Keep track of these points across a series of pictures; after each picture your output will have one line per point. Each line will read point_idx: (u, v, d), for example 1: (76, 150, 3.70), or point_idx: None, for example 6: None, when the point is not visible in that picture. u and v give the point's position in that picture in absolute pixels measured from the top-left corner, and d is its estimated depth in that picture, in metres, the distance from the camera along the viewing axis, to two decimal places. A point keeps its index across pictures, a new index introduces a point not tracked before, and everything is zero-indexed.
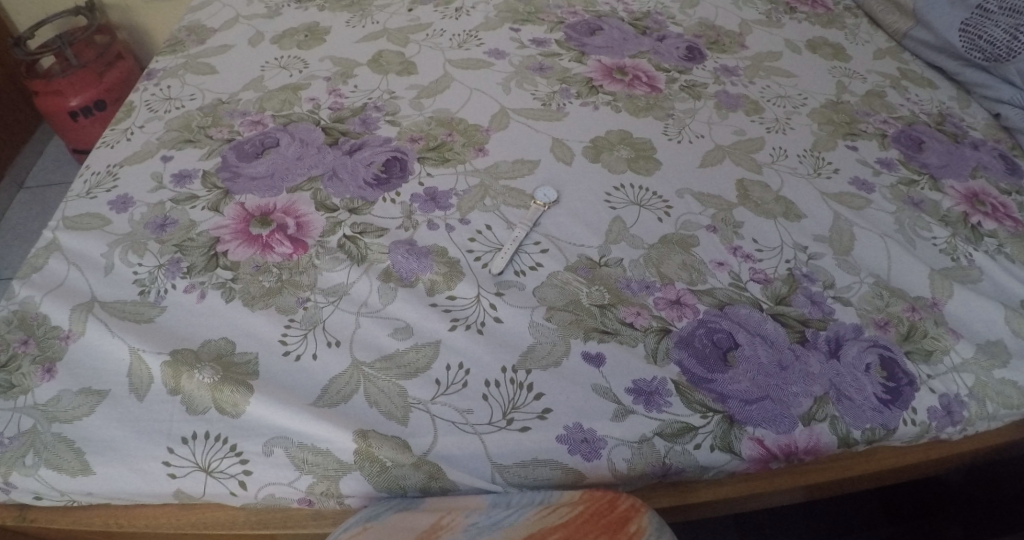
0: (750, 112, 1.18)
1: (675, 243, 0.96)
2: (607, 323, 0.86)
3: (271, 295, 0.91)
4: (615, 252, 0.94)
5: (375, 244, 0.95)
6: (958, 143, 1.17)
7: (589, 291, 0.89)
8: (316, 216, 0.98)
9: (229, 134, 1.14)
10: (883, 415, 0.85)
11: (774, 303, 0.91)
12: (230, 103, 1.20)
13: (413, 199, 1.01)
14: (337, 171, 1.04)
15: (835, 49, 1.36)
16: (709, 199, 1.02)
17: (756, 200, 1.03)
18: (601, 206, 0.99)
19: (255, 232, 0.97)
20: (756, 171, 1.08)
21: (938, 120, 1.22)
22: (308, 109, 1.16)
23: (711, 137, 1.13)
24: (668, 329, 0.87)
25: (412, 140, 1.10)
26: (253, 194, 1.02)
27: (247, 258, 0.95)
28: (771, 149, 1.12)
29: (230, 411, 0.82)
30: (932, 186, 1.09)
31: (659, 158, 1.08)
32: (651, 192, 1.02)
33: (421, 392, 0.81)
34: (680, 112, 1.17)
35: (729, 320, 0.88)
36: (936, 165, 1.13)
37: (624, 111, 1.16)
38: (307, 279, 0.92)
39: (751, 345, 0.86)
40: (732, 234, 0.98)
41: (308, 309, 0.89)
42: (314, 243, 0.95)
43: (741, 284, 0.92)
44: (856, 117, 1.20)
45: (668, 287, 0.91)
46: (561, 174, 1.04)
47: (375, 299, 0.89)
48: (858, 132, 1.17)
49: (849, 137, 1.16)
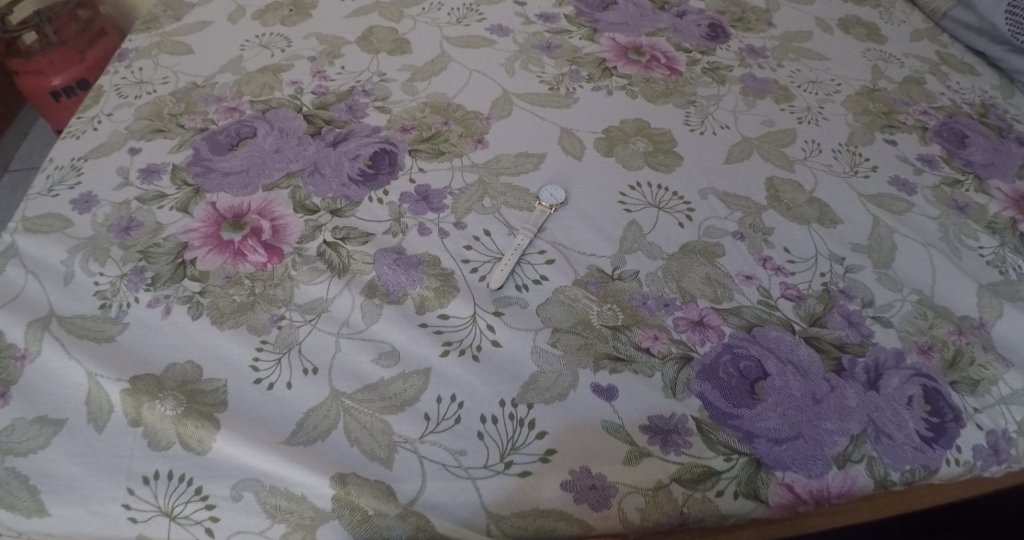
0: (779, 100, 1.05)
1: (696, 253, 0.84)
2: (620, 349, 0.76)
3: (242, 312, 0.81)
4: (630, 263, 0.83)
5: (359, 252, 0.85)
6: (1004, 138, 1.04)
7: (599, 311, 0.79)
8: (294, 219, 0.88)
9: (202, 123, 1.03)
10: (925, 455, 0.75)
11: (809, 324, 0.80)
12: (204, 86, 1.08)
13: (402, 199, 0.90)
14: (319, 165, 0.93)
15: (868, 28, 1.21)
16: (734, 202, 0.91)
17: (787, 203, 0.91)
18: (613, 209, 0.88)
19: (227, 237, 0.87)
20: (785, 168, 0.96)
21: (981, 111, 1.09)
22: (289, 93, 1.04)
23: (738, 127, 1.01)
24: (690, 356, 0.76)
25: (403, 129, 0.98)
26: (225, 192, 0.92)
27: (217, 268, 0.85)
28: (803, 142, 0.99)
29: (195, 448, 0.73)
30: (978, 186, 0.97)
31: (679, 152, 0.96)
32: (670, 191, 0.91)
33: (407, 429, 0.72)
34: (702, 99, 1.04)
35: (758, 346, 0.78)
36: (982, 164, 1.00)
37: (640, 97, 1.03)
38: (282, 293, 0.82)
39: (782, 376, 0.76)
40: (761, 242, 0.87)
41: (283, 328, 0.79)
42: (291, 250, 0.85)
43: (771, 302, 0.81)
44: (894, 107, 1.07)
45: (690, 305, 0.80)
46: (570, 170, 0.93)
47: (358, 317, 0.79)
48: (897, 124, 1.04)
49: (888, 130, 1.03)
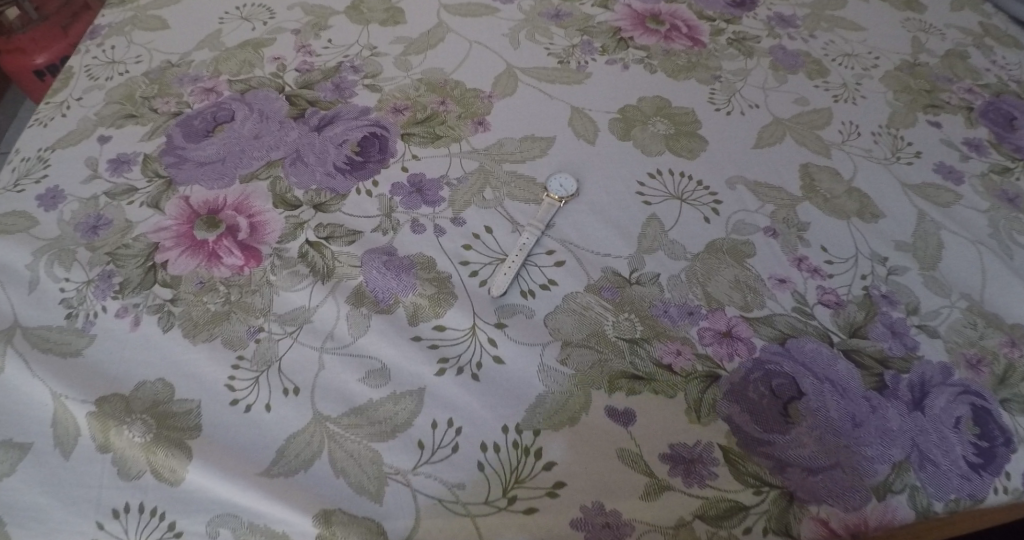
0: (812, 75, 0.93)
1: (724, 253, 0.75)
2: (637, 365, 0.67)
3: (216, 323, 0.73)
4: (649, 264, 0.73)
5: (345, 252, 0.75)
6: None
7: (614, 321, 0.70)
8: (273, 215, 0.79)
9: (177, 106, 0.93)
10: (972, 483, 0.67)
11: (848, 335, 0.72)
12: (179, 66, 0.99)
13: (394, 191, 0.80)
14: (302, 152, 0.83)
15: None
16: (766, 193, 0.80)
17: (823, 195, 0.81)
18: (630, 202, 0.78)
19: (201, 237, 0.78)
20: (821, 154, 0.85)
21: None
22: (271, 71, 0.94)
23: (768, 106, 0.89)
24: (717, 374, 0.68)
25: (395, 111, 0.88)
26: (200, 185, 0.83)
27: (190, 272, 0.77)
28: (840, 124, 0.88)
29: (167, 478, 0.67)
30: None
31: (703, 134, 0.85)
32: (694, 180, 0.80)
33: (399, 459, 0.64)
34: (727, 74, 0.92)
35: (792, 361, 0.69)
36: None
37: (660, 71, 0.92)
38: (260, 301, 0.73)
39: (818, 395, 0.68)
40: (795, 239, 0.77)
41: (261, 342, 0.71)
42: (270, 251, 0.76)
43: (807, 309, 0.72)
44: (937, 84, 0.95)
45: (717, 313, 0.71)
46: (581, 157, 0.83)
47: (344, 329, 0.70)
48: (941, 104, 0.92)
49: (931, 110, 0.91)
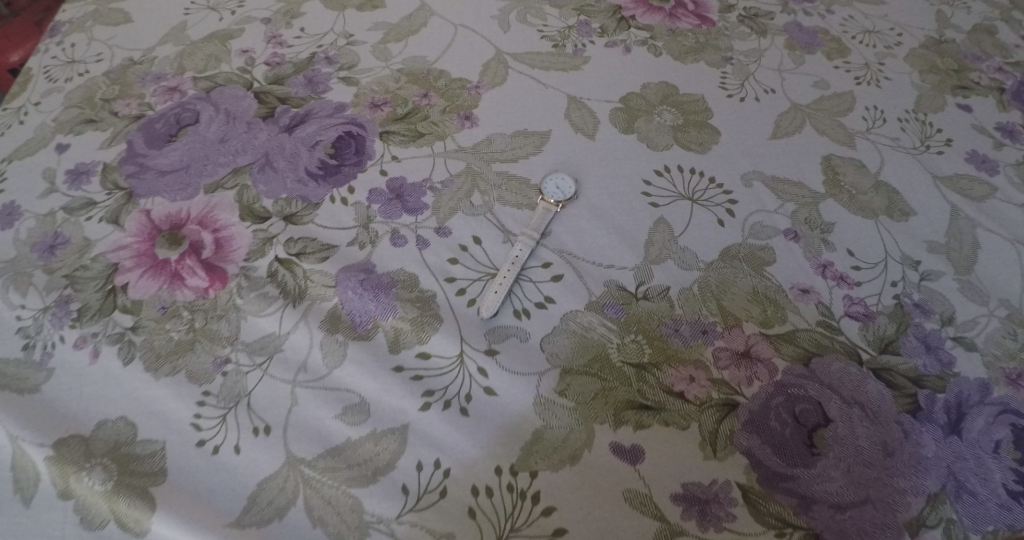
0: (832, 55, 0.84)
1: (740, 260, 0.67)
2: (646, 394, 0.60)
3: (180, 353, 0.67)
4: (658, 276, 0.66)
5: (318, 270, 0.67)
6: None
7: (619, 343, 0.62)
8: (240, 229, 0.71)
9: (139, 109, 0.86)
10: (1013, 514, 0.59)
11: (878, 352, 0.65)
12: (142, 63, 0.91)
13: (371, 198, 0.72)
14: (271, 157, 0.75)
15: None
16: (785, 190, 0.72)
17: (848, 190, 0.73)
18: (635, 204, 0.70)
19: (162, 256, 0.72)
20: (844, 144, 0.76)
21: None
22: (239, 65, 0.86)
23: (785, 91, 0.80)
24: (735, 400, 0.61)
25: (373, 106, 0.79)
26: (162, 197, 0.76)
27: (152, 297, 0.70)
28: (864, 109, 0.79)
29: (132, 529, 0.61)
30: None
31: (715, 125, 0.76)
32: (705, 177, 0.72)
33: (381, 506, 0.58)
34: (739, 55, 0.83)
35: (818, 383, 0.63)
36: None
37: (665, 54, 0.82)
38: (227, 328, 0.66)
39: (846, 421, 0.61)
40: (819, 243, 0.69)
41: (229, 375, 0.64)
42: (237, 271, 0.69)
43: (833, 323, 0.65)
44: (965, 62, 0.85)
45: (734, 331, 0.64)
46: (579, 154, 0.74)
47: (318, 358, 0.63)
48: (970, 85, 0.83)
49: (960, 92, 0.82)
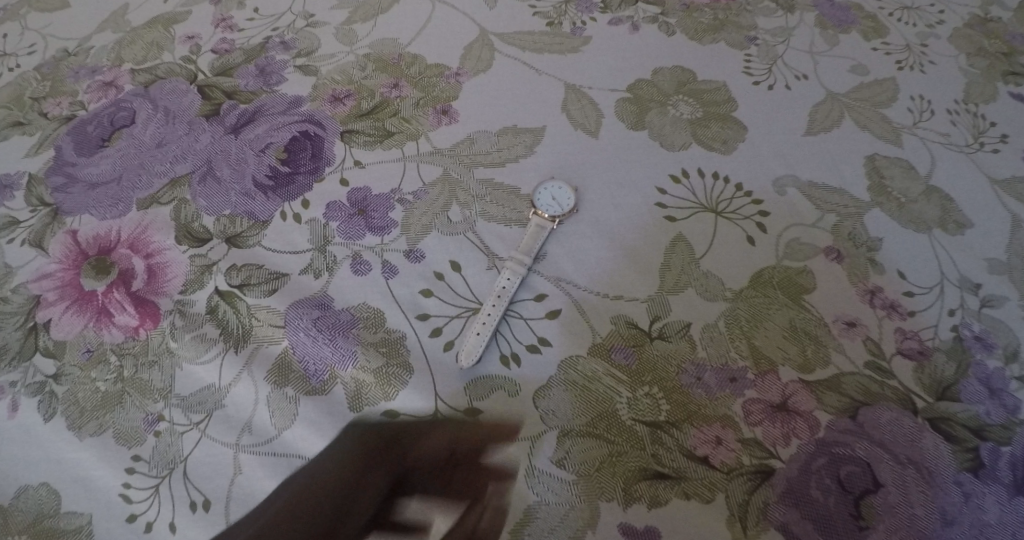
0: (868, 35, 0.70)
1: (774, 287, 0.56)
2: (662, 459, 0.50)
3: (107, 407, 0.56)
4: (675, 310, 0.54)
5: (264, 306, 0.56)
6: None
7: (629, 397, 0.51)
8: (175, 254, 0.60)
9: (71, 108, 0.72)
10: None
11: (935, 398, 0.53)
12: (77, 55, 0.77)
13: (329, 214, 0.60)
14: (215, 165, 0.64)
15: None
16: (825, 199, 0.60)
17: (896, 198, 0.60)
18: (645, 218, 0.58)
19: (88, 288, 0.60)
20: (889, 141, 0.63)
21: None
22: (182, 54, 0.74)
23: (820, 77, 0.67)
24: (770, 465, 0.50)
25: (334, 99, 0.67)
26: (89, 214, 0.64)
27: (76, 337, 0.59)
28: (908, 99, 0.66)
29: None
30: None
31: (740, 118, 0.64)
32: (730, 184, 0.60)
33: None
34: (765, 33, 0.70)
35: (866, 440, 0.51)
36: None
37: (679, 33, 0.69)
38: (159, 378, 0.56)
39: (900, 486, 0.50)
40: (865, 264, 0.57)
41: (163, 435, 0.54)
42: (171, 306, 0.58)
43: (884, 364, 0.54)
44: (1017, 44, 0.71)
45: (768, 379, 0.53)
46: (579, 155, 0.62)
47: (265, 417, 0.53)
48: None
49: (1013, 79, 0.68)
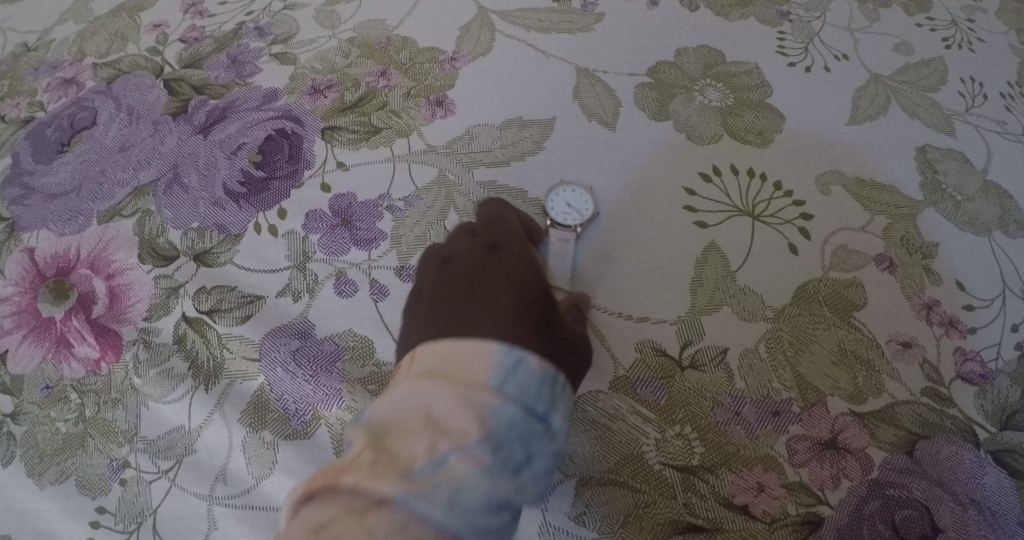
0: (911, 9, 0.60)
1: (820, 304, 0.48)
2: (695, 510, 0.43)
3: (68, 452, 0.50)
4: (706, 333, 0.47)
5: (237, 335, 0.50)
6: None
7: (657, 438, 0.45)
8: (139, 273, 0.53)
9: (28, 110, 0.65)
10: None
11: (998, 428, 0.46)
12: (36, 49, 0.70)
13: (309, 224, 0.53)
14: (182, 171, 0.57)
15: None
16: (873, 198, 0.52)
17: (951, 196, 0.52)
18: (670, 225, 0.51)
19: (45, 314, 0.54)
20: (941, 129, 0.55)
21: None
22: (148, 45, 0.66)
23: (862, 55, 0.58)
24: (818, 514, 0.43)
25: (313, 91, 0.59)
26: (47, 230, 0.57)
27: (35, 371, 0.52)
28: (959, 81, 0.57)
29: None
30: None
31: (775, 104, 0.55)
32: (765, 182, 0.52)
33: None
34: (799, 6, 0.60)
35: (924, 479, 0.44)
36: None
37: (702, 8, 0.60)
38: (123, 419, 0.49)
39: (960, 531, 0.43)
40: (921, 274, 0.49)
41: (128, 485, 0.48)
42: (136, 335, 0.51)
43: (943, 391, 0.46)
44: None
45: (816, 412, 0.45)
46: (590, 152, 0.54)
47: (240, 465, 0.47)
48: None
49: None
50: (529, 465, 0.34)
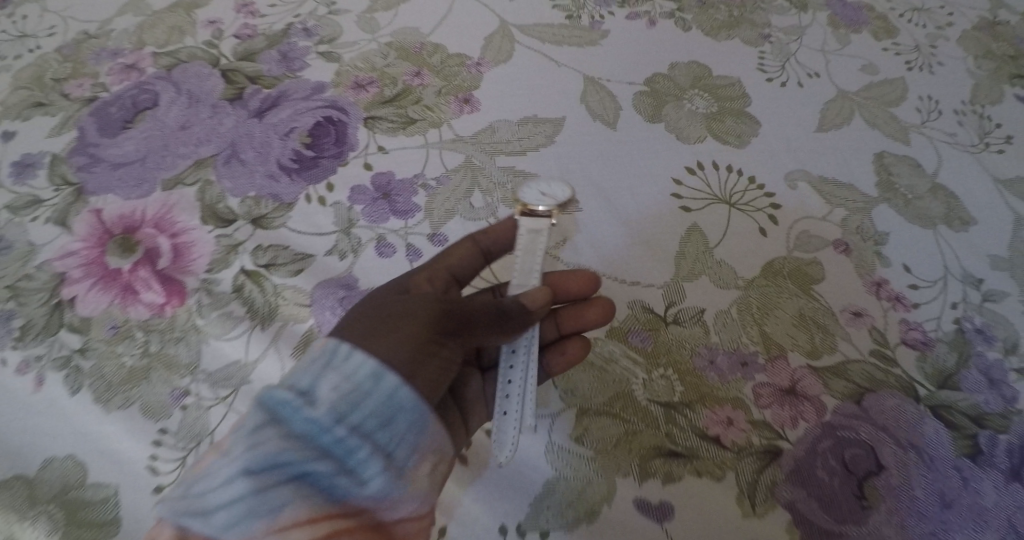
0: (879, 35, 0.72)
1: (784, 277, 0.58)
2: (675, 438, 0.52)
3: (133, 384, 0.57)
4: (690, 297, 0.57)
5: (290, 285, 0.58)
6: None
7: (645, 378, 0.54)
8: (200, 233, 0.62)
9: (93, 90, 0.73)
10: None
11: (937, 387, 0.54)
12: (98, 37, 0.78)
13: (355, 195, 0.62)
14: (240, 147, 0.65)
15: None
16: (833, 193, 0.62)
17: (902, 195, 0.62)
18: (663, 209, 0.60)
19: (114, 266, 0.61)
20: (897, 139, 0.65)
21: None
22: (205, 39, 0.75)
23: (832, 75, 0.68)
24: (779, 446, 0.52)
25: (357, 86, 0.68)
26: (113, 194, 0.65)
27: (102, 314, 0.59)
28: (917, 99, 0.67)
29: None
30: None
31: (753, 113, 0.66)
32: (743, 177, 0.62)
33: None
34: (778, 31, 0.71)
35: (870, 426, 0.53)
36: None
37: (695, 30, 0.71)
38: (186, 354, 0.57)
39: (901, 469, 0.51)
40: (872, 257, 0.59)
41: (189, 410, 0.55)
42: (197, 284, 0.59)
43: (887, 353, 0.56)
44: None
45: (778, 364, 0.55)
46: (597, 145, 0.64)
47: None
48: None
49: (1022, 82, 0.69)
50: (274, 433, 0.40)
